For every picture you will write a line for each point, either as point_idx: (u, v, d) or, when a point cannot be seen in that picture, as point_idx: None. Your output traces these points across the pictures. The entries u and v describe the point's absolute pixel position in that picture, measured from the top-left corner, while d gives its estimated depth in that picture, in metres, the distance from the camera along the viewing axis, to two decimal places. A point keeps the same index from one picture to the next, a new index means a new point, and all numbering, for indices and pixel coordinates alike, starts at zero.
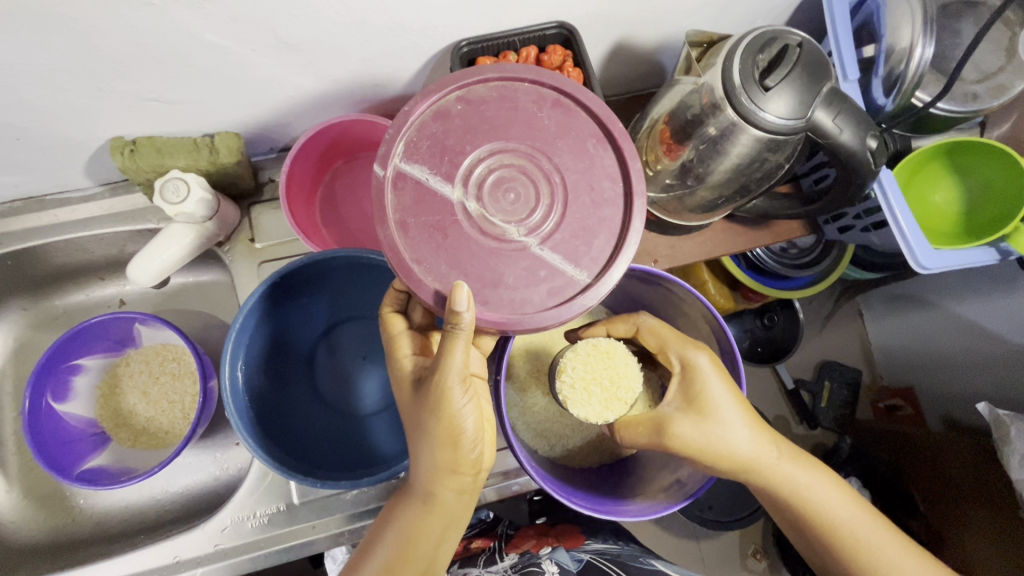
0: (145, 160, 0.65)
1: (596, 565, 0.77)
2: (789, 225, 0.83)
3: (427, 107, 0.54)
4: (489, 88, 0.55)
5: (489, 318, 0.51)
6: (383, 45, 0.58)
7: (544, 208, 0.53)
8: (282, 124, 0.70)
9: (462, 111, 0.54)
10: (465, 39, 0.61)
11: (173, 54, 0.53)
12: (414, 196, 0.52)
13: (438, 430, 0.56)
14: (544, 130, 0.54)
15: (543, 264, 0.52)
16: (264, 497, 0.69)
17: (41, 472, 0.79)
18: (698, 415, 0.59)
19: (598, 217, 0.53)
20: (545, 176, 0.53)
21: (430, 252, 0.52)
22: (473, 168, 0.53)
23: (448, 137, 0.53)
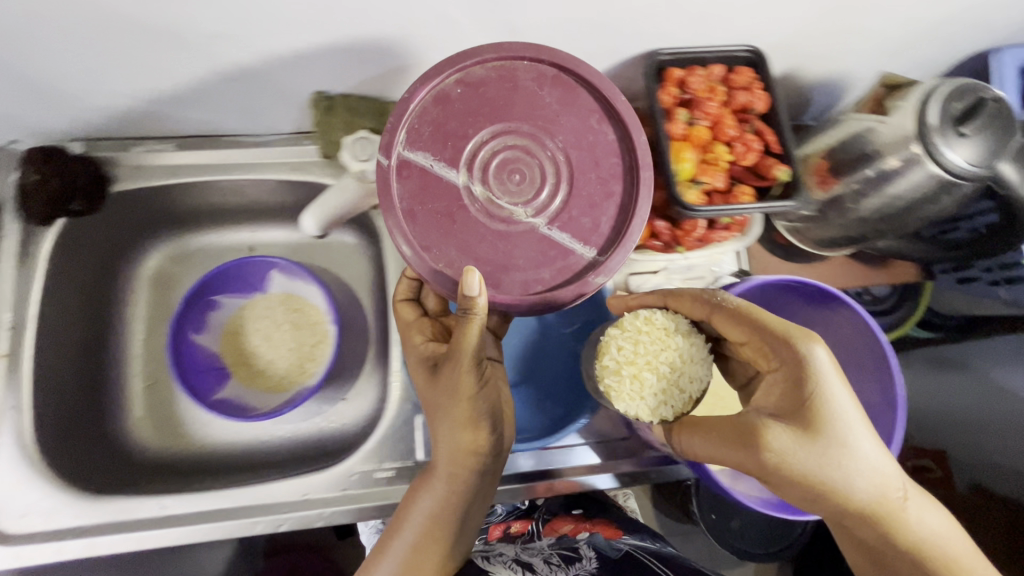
0: (339, 117, 0.69)
1: (635, 557, 0.67)
2: (903, 269, 0.86)
3: (426, 93, 0.54)
4: (488, 68, 0.55)
5: (495, 297, 0.53)
6: (591, 40, 0.62)
7: (551, 186, 0.54)
8: None
9: (462, 93, 0.55)
10: (662, 49, 0.65)
11: (414, 24, 0.57)
12: (419, 183, 0.54)
13: (457, 411, 0.56)
14: (545, 108, 0.55)
15: (552, 243, 0.53)
16: (392, 451, 0.72)
17: (164, 397, 0.82)
18: (813, 424, 0.49)
19: (606, 190, 0.55)
20: (541, 152, 0.54)
21: (439, 235, 0.53)
22: (475, 152, 0.54)
23: (449, 121, 0.54)
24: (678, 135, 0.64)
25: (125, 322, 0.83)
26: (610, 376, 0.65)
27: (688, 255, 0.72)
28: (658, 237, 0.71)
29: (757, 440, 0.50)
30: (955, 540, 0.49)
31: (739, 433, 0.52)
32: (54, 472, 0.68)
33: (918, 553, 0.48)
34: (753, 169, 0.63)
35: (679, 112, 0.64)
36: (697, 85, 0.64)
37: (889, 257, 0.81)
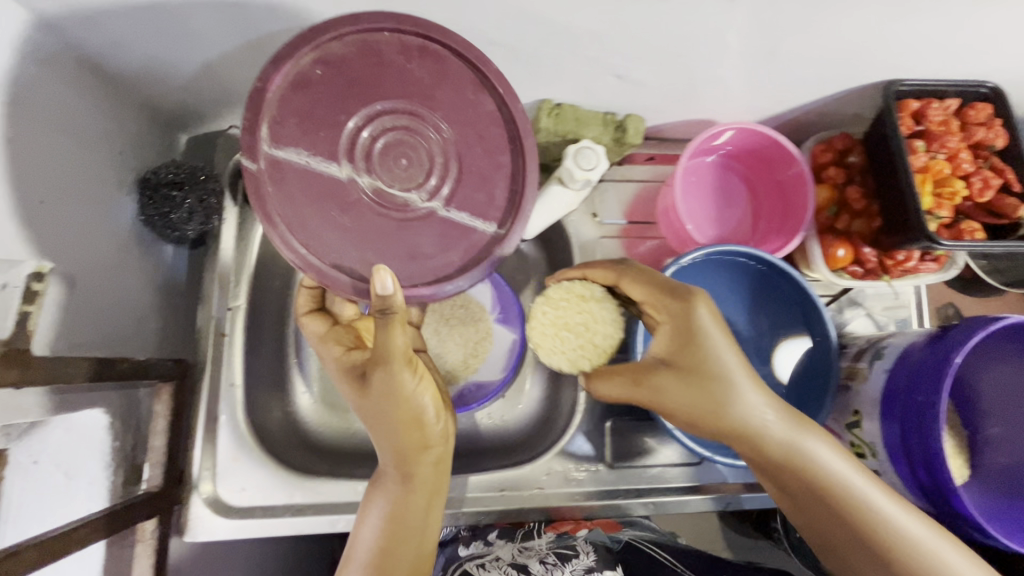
0: (564, 125, 0.69)
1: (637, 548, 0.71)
2: None
3: (282, 76, 0.51)
4: (347, 45, 0.52)
5: (418, 288, 0.53)
6: (840, 66, 0.62)
7: (439, 173, 0.53)
8: (668, 118, 0.74)
9: (322, 74, 0.52)
10: (901, 81, 0.64)
11: (682, 41, 0.57)
12: (299, 180, 0.51)
13: (391, 411, 0.59)
14: (418, 83, 0.53)
15: (452, 224, 0.53)
16: (581, 453, 0.75)
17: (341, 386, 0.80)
18: (694, 379, 0.53)
19: (495, 162, 0.55)
20: (405, 126, 0.52)
21: (323, 229, 0.51)
22: (349, 132, 0.52)
23: (316, 107, 0.51)
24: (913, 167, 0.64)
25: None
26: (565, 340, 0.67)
27: (892, 283, 0.73)
28: (862, 264, 0.72)
29: (711, 415, 0.52)
30: (910, 527, 0.49)
31: (633, 376, 0.57)
32: (264, 448, 0.69)
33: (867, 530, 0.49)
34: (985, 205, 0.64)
35: (915, 144, 0.65)
36: (936, 118, 0.64)
37: None
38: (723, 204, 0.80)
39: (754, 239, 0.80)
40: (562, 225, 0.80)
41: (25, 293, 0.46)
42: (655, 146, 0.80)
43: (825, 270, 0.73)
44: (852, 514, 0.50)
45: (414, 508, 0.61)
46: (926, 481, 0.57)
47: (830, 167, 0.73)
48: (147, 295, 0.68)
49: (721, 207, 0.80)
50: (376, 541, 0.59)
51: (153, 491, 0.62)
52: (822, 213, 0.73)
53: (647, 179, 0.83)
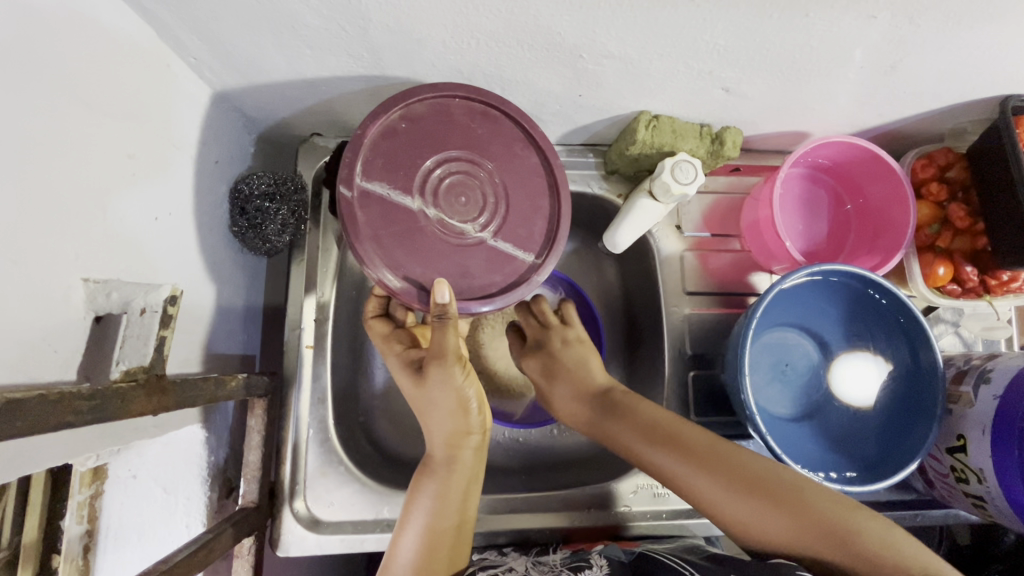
0: (661, 138, 0.67)
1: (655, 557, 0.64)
2: None
3: (373, 127, 0.56)
4: (426, 105, 0.58)
5: (472, 302, 0.58)
6: (957, 84, 0.61)
7: (491, 210, 0.60)
8: (763, 131, 0.72)
9: (406, 128, 0.58)
10: (1016, 96, 0.61)
11: (806, 56, 0.56)
12: (380, 211, 0.57)
13: (449, 399, 0.59)
14: (477, 138, 0.60)
15: (499, 253, 0.59)
16: None
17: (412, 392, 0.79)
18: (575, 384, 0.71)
19: (536, 204, 0.61)
20: (466, 172, 0.59)
21: (396, 248, 0.57)
22: (422, 177, 0.58)
23: (398, 153, 0.58)
24: None
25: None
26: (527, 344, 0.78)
27: (992, 302, 0.71)
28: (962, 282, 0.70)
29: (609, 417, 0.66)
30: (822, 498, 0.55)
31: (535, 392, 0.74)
32: (350, 463, 0.68)
33: (796, 499, 0.55)
34: None
35: None
36: None
37: None
38: (811, 216, 0.78)
39: (842, 254, 0.78)
40: (644, 237, 0.78)
41: (162, 318, 0.44)
42: (743, 157, 0.78)
43: (923, 287, 0.71)
44: (767, 493, 0.56)
45: (455, 491, 0.60)
46: None
47: (931, 182, 0.71)
48: (236, 307, 0.66)
49: (809, 219, 0.78)
50: (426, 526, 0.58)
51: (251, 507, 0.61)
52: (924, 231, 0.71)
53: (730, 191, 0.81)
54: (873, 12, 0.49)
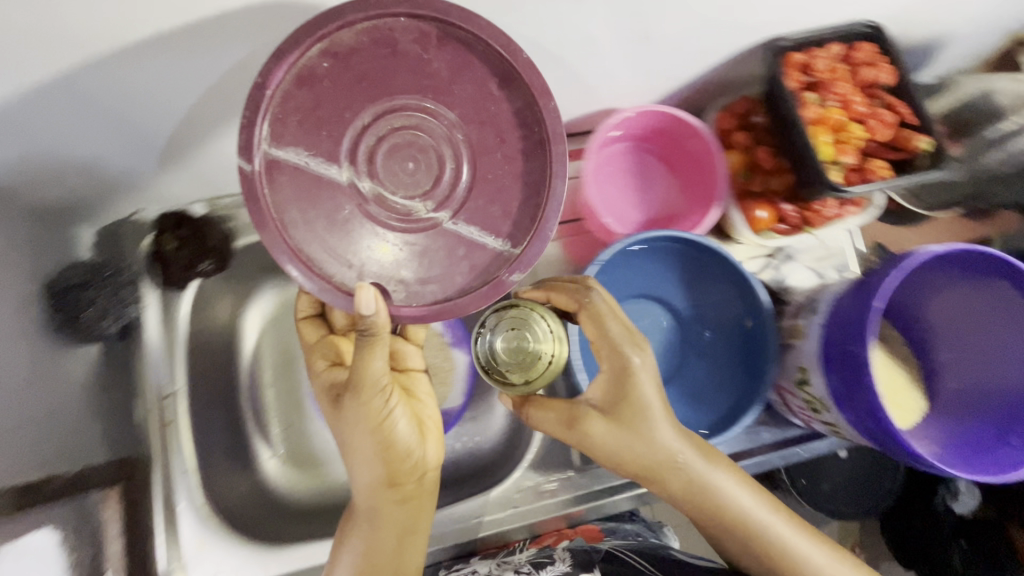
0: None
1: (618, 554, 0.66)
2: (1006, 220, 0.85)
3: (283, 71, 0.45)
4: (358, 32, 0.46)
5: (422, 311, 0.49)
6: (716, 39, 0.63)
7: (451, 170, 0.50)
8: (571, 114, 0.73)
9: (330, 68, 0.46)
10: (781, 37, 0.64)
11: (553, 42, 0.57)
12: (296, 187, 0.47)
13: (371, 440, 0.58)
14: (434, 75, 0.48)
15: (461, 241, 0.49)
16: (552, 464, 0.74)
17: (298, 437, 0.79)
18: (626, 421, 0.55)
19: (510, 171, 0.49)
20: (453, 142, 0.49)
21: (320, 235, 0.48)
22: (364, 145, 0.48)
23: (320, 105, 0.47)
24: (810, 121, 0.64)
25: (254, 359, 0.79)
26: (498, 372, 0.61)
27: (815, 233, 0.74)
28: (785, 221, 0.72)
29: (643, 469, 0.57)
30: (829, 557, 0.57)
31: (564, 415, 0.58)
32: (232, 529, 0.70)
33: (775, 546, 0.57)
34: (886, 142, 0.65)
35: (807, 97, 0.65)
36: (822, 67, 0.64)
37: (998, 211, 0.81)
38: (643, 185, 0.80)
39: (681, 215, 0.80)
40: None
41: None
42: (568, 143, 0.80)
43: (749, 233, 0.73)
44: (780, 549, 0.57)
45: (382, 545, 0.61)
46: (876, 430, 0.56)
47: (735, 132, 0.73)
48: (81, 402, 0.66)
49: (642, 189, 0.80)
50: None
51: None
52: (735, 180, 0.74)
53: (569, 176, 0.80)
54: None
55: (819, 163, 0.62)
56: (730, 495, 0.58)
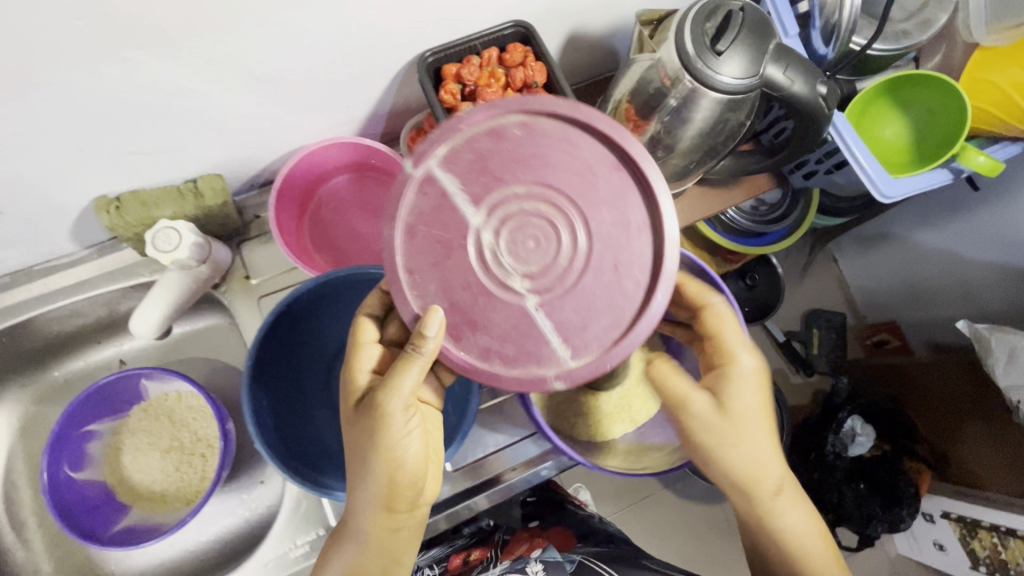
0: (131, 216, 0.65)
1: (587, 565, 0.76)
2: (756, 180, 0.86)
3: (483, 120, 0.49)
4: (556, 121, 0.50)
5: (464, 361, 0.49)
6: (351, 65, 0.61)
7: (568, 243, 0.48)
8: (262, 161, 0.71)
9: (520, 135, 0.49)
10: (429, 49, 0.63)
11: (149, 103, 0.54)
12: (434, 206, 0.49)
13: (377, 458, 0.52)
14: (589, 179, 0.49)
15: (535, 328, 0.48)
16: (302, 524, 0.70)
17: (69, 544, 0.79)
18: (737, 417, 0.58)
19: (609, 299, 0.49)
20: (596, 240, 0.49)
21: (428, 268, 0.49)
22: (522, 212, 0.48)
23: (490, 159, 0.49)
24: None
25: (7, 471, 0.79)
26: None
27: None
28: None
29: (745, 476, 0.59)
30: (817, 547, 0.59)
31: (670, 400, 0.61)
32: None
33: (793, 536, 0.59)
34: None
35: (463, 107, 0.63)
36: (472, 75, 0.63)
37: (732, 177, 0.82)
38: (370, 215, 0.78)
39: None
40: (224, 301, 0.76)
41: None
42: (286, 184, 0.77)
43: None
44: (790, 541, 0.59)
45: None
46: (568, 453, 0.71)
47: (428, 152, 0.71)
48: None
49: (369, 219, 0.78)
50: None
51: None
52: None
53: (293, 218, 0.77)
54: (118, 53, 0.48)
55: None
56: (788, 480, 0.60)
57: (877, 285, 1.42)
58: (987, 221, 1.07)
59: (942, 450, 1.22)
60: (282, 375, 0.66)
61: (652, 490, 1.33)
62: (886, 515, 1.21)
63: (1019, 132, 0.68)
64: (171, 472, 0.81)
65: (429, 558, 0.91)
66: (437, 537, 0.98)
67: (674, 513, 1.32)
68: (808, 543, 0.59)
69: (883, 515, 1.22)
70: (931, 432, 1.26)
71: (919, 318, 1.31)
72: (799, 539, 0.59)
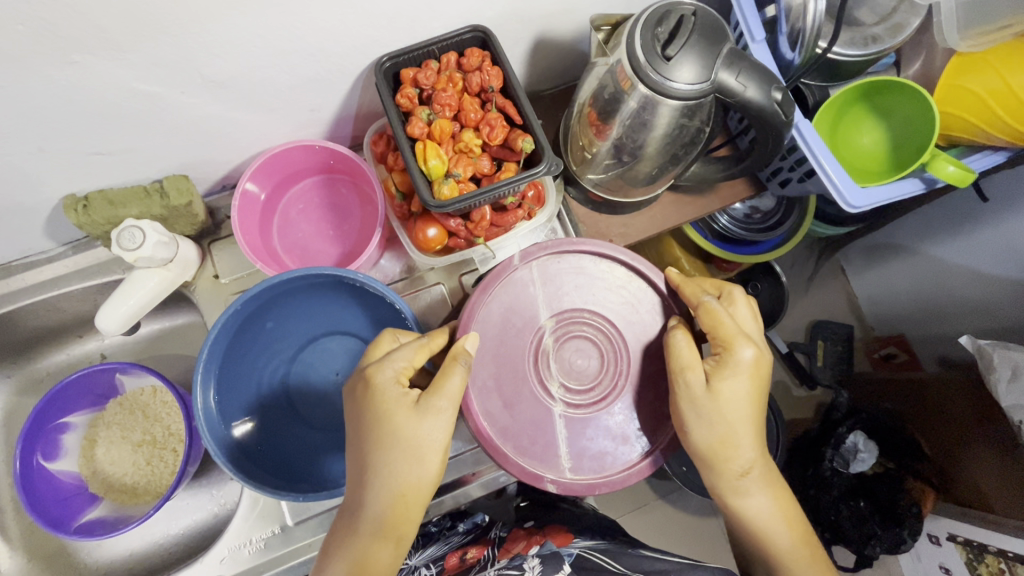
0: (99, 214, 0.67)
1: (586, 558, 0.73)
2: (735, 186, 0.85)
3: (577, 251, 0.64)
4: (625, 271, 0.65)
5: (483, 429, 0.59)
6: (309, 70, 0.62)
7: (601, 368, 0.62)
8: (229, 161, 0.72)
9: (598, 272, 0.64)
10: (386, 54, 0.63)
11: (106, 106, 0.56)
12: (513, 299, 0.63)
13: (427, 453, 0.54)
14: (640, 321, 0.64)
15: (553, 428, 0.60)
16: (258, 522, 0.70)
17: (42, 534, 0.81)
18: (720, 399, 0.56)
19: (622, 427, 0.62)
20: (626, 372, 0.62)
21: (493, 345, 0.61)
22: (578, 330, 0.63)
23: (568, 282, 0.64)
24: (420, 135, 0.62)
25: None
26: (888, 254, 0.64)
27: (489, 244, 0.73)
28: (456, 235, 0.70)
29: (713, 458, 0.57)
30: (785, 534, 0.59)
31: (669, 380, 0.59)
32: None
33: (762, 529, 0.59)
34: (505, 145, 0.64)
35: (418, 111, 0.63)
36: (429, 80, 0.63)
37: (706, 183, 0.80)
38: (338, 217, 0.79)
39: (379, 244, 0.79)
40: (194, 299, 0.78)
41: None
42: None
43: (419, 250, 0.71)
44: (760, 531, 0.59)
45: (380, 565, 0.52)
46: None
47: (388, 154, 0.71)
48: None
49: (337, 222, 0.78)
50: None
51: None
52: (396, 204, 0.72)
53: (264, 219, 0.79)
54: (65, 58, 0.49)
55: (425, 177, 0.61)
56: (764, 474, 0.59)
57: (885, 296, 1.37)
58: (991, 234, 1.06)
59: (946, 470, 1.12)
60: (238, 388, 0.66)
61: (645, 501, 1.31)
62: (886, 534, 1.14)
63: (1001, 141, 0.65)
64: (143, 465, 0.83)
65: (426, 557, 0.86)
66: (431, 536, 0.93)
67: (662, 525, 1.29)
68: (780, 539, 0.59)
69: (883, 535, 1.14)
70: (937, 451, 1.15)
71: (926, 333, 1.26)
72: (761, 524, 0.59)
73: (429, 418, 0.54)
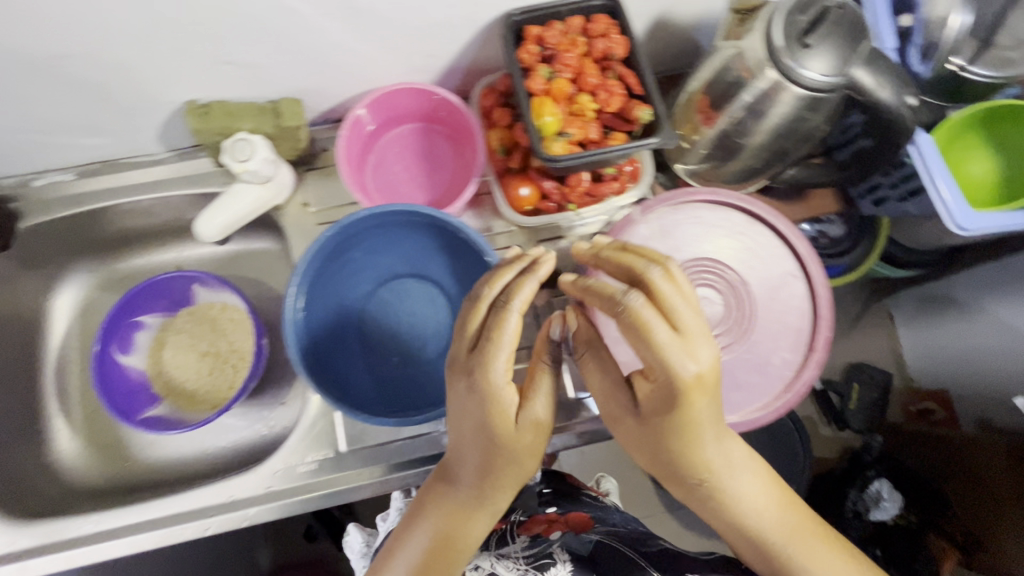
0: (215, 122, 0.69)
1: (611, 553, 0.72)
2: (824, 201, 0.84)
3: (701, 198, 0.68)
4: (744, 215, 0.68)
5: None
6: (440, 12, 0.63)
7: (727, 322, 0.65)
8: (340, 94, 0.75)
9: (713, 216, 0.68)
10: (517, 8, 0.64)
11: (251, 14, 0.58)
12: (637, 246, 0.67)
13: (519, 449, 0.53)
14: (759, 256, 0.67)
15: None
16: (314, 443, 0.72)
17: (102, 422, 0.85)
18: (666, 430, 0.50)
19: (752, 376, 0.64)
20: (749, 314, 0.65)
21: None
22: (700, 278, 0.66)
23: (684, 229, 0.67)
24: (539, 91, 0.64)
25: (63, 342, 0.86)
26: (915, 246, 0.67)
27: (581, 213, 0.72)
28: (549, 199, 0.71)
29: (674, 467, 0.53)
30: (783, 540, 0.56)
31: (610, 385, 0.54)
32: None
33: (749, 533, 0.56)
34: (620, 114, 0.65)
35: (539, 68, 0.64)
36: (554, 40, 0.64)
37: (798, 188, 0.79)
38: (430, 166, 0.80)
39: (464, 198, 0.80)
40: (280, 223, 0.80)
41: None
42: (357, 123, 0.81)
43: (513, 211, 0.72)
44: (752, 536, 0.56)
45: (466, 528, 0.56)
46: None
47: (496, 108, 0.72)
48: None
49: (429, 171, 0.80)
50: None
51: None
52: (495, 157, 0.73)
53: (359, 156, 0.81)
54: None
55: (537, 135, 0.62)
56: (747, 481, 0.55)
57: (930, 347, 1.17)
58: None
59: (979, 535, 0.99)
60: (321, 314, 0.68)
61: (653, 511, 1.29)
62: None
63: None
64: (203, 374, 0.85)
65: None
66: None
67: (674, 535, 1.27)
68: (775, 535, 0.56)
69: None
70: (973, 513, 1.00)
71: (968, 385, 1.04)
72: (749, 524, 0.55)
73: (529, 424, 0.53)
